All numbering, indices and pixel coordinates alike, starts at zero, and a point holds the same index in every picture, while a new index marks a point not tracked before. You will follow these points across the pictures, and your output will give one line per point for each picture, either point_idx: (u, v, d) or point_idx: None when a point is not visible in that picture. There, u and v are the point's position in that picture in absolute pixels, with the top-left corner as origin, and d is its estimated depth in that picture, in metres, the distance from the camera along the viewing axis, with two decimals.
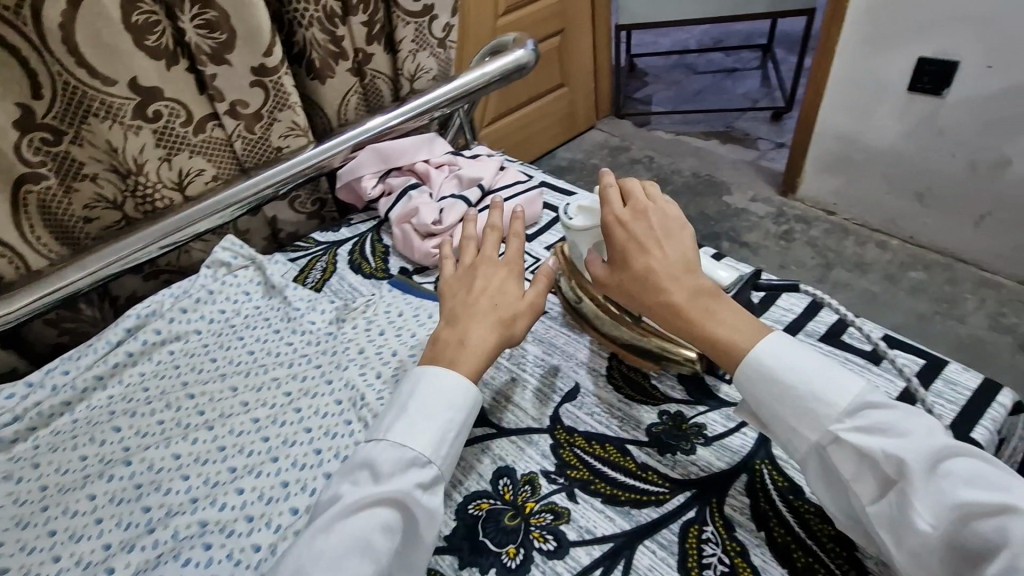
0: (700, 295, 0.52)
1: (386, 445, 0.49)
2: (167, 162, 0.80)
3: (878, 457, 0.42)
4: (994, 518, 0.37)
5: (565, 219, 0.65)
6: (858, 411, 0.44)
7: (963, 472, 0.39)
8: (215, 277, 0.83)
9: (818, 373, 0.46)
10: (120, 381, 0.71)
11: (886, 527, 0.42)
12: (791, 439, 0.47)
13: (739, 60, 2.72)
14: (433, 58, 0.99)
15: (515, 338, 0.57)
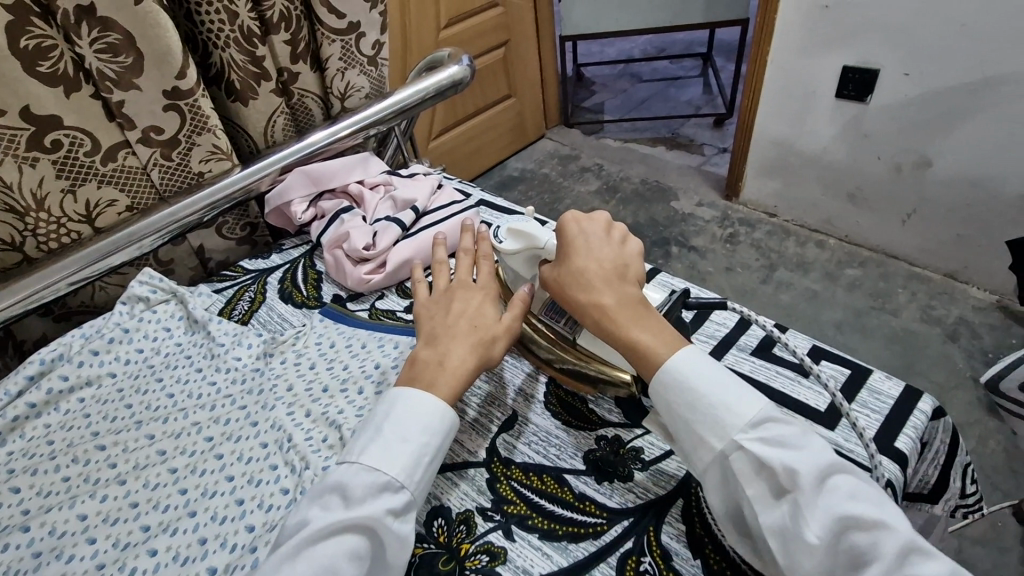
0: (630, 303, 0.52)
1: (359, 468, 0.47)
2: (72, 194, 0.75)
3: (776, 468, 0.42)
4: (869, 531, 0.39)
5: (495, 245, 0.67)
6: (761, 425, 0.44)
7: (846, 487, 0.41)
8: (132, 314, 0.78)
9: (729, 384, 0.46)
10: (21, 435, 0.66)
11: (776, 539, 0.42)
12: (693, 447, 0.47)
13: (682, 69, 2.79)
14: (364, 76, 0.96)
15: (495, 360, 0.56)
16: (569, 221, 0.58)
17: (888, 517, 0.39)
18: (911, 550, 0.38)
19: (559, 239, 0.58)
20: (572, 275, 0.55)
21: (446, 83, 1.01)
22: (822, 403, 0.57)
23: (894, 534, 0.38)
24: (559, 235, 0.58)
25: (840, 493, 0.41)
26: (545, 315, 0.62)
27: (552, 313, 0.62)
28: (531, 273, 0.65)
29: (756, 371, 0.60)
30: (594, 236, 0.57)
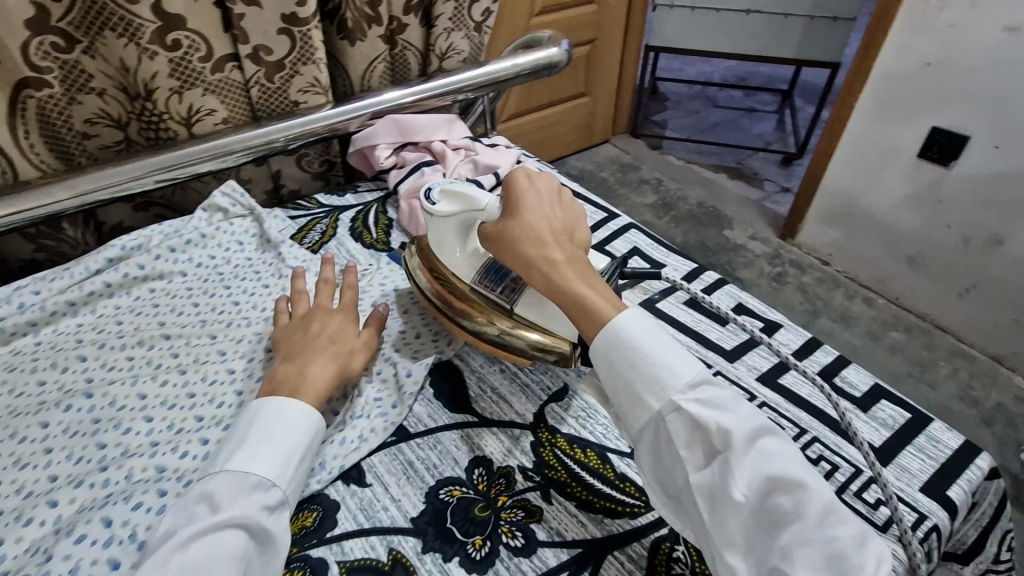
0: (576, 261, 0.53)
1: (228, 475, 0.46)
2: (178, 94, 0.77)
3: (713, 429, 0.43)
4: (791, 493, 0.41)
5: (427, 205, 0.62)
6: (697, 386, 0.46)
7: (770, 449, 0.43)
8: (210, 221, 0.80)
9: (668, 346, 0.48)
10: (92, 310, 0.69)
11: (704, 497, 0.43)
12: (629, 408, 0.47)
13: (758, 101, 2.74)
14: (467, 40, 0.97)
15: (354, 373, 0.58)
16: (518, 179, 0.58)
17: (810, 480, 0.41)
18: (830, 512, 0.40)
19: (505, 193, 0.57)
20: (524, 227, 0.55)
21: (542, 63, 1.01)
22: (877, 439, 0.56)
23: (814, 496, 0.41)
24: (506, 190, 0.57)
25: (767, 457, 0.43)
26: (479, 285, 0.61)
27: (487, 282, 0.60)
28: (461, 237, 0.63)
29: (814, 395, 0.59)
30: (543, 196, 0.57)
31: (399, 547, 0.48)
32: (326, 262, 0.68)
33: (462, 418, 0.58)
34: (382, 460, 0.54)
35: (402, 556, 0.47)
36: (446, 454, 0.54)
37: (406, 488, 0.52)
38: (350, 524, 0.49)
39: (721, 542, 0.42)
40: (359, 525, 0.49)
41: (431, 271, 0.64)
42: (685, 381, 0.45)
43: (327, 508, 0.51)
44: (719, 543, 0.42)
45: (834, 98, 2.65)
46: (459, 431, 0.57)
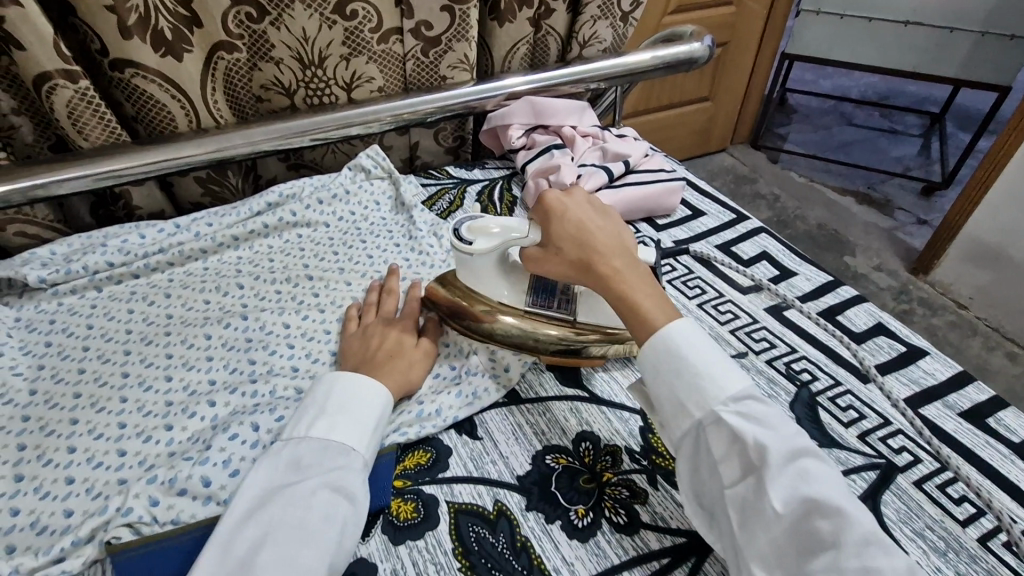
0: (636, 272, 0.51)
1: (312, 440, 0.47)
2: (346, 61, 0.85)
3: (749, 443, 0.42)
4: (832, 518, 0.39)
5: (461, 245, 0.59)
6: (743, 401, 0.45)
7: (812, 471, 0.41)
8: (354, 179, 0.87)
9: (716, 358, 0.46)
10: (251, 246, 0.77)
11: (737, 510, 0.43)
12: (673, 415, 0.47)
13: (901, 123, 2.49)
14: (611, 29, 0.98)
15: (414, 385, 0.56)
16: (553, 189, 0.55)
17: (852, 508, 0.39)
18: (870, 542, 0.38)
19: (541, 204, 0.55)
20: (573, 239, 0.52)
21: (682, 57, 0.99)
22: None
23: (854, 524, 0.39)
24: (545, 206, 0.54)
25: (806, 478, 0.41)
26: (533, 306, 0.60)
27: (539, 301, 0.60)
28: (501, 271, 0.60)
29: (961, 433, 0.54)
30: (581, 207, 0.55)
31: (504, 501, 0.50)
32: (394, 275, 0.66)
33: (572, 392, 0.59)
34: (493, 417, 0.57)
35: (507, 509, 0.49)
36: (555, 423, 0.56)
37: (515, 448, 0.54)
38: (460, 470, 0.52)
39: (748, 557, 0.41)
40: (469, 473, 0.52)
41: (455, 297, 0.60)
42: (728, 395, 0.44)
43: (440, 452, 0.54)
44: (747, 558, 0.41)
45: (996, 126, 2.34)
46: (568, 404, 0.58)
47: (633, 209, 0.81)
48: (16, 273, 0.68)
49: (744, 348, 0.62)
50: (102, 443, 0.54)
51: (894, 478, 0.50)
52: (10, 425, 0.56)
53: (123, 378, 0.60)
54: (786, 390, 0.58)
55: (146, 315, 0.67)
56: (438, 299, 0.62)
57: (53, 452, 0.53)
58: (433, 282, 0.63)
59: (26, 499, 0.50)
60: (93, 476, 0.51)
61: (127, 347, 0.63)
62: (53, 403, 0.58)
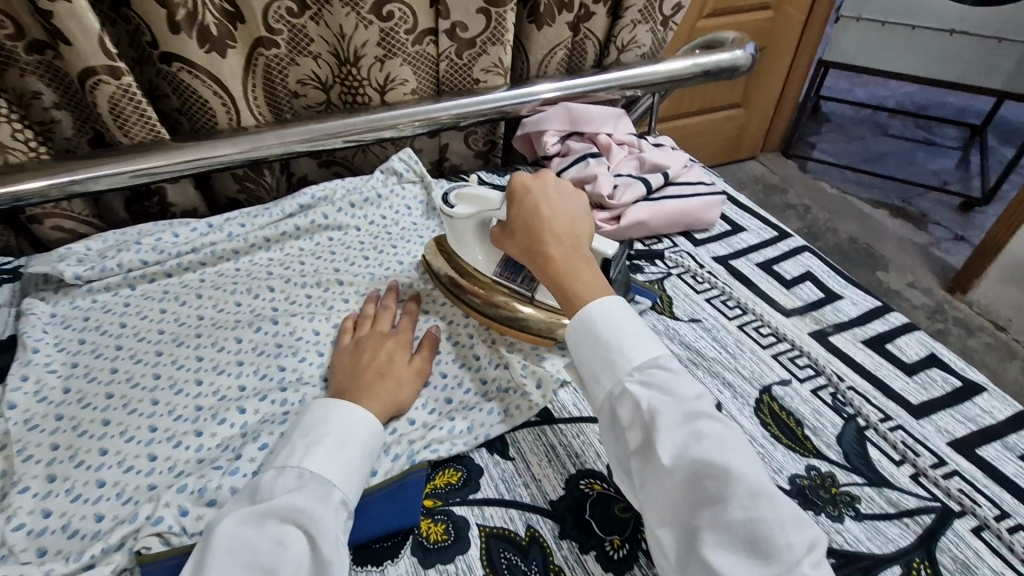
0: (574, 255, 0.53)
1: (287, 473, 0.44)
2: (381, 62, 0.84)
3: (644, 409, 0.43)
4: (719, 476, 0.39)
5: (445, 208, 0.63)
6: (648, 369, 0.45)
7: (704, 430, 0.42)
8: (386, 182, 0.86)
9: (625, 328, 0.47)
10: (282, 248, 0.76)
11: (641, 475, 0.44)
12: (590, 386, 0.48)
13: (939, 134, 2.41)
14: (651, 34, 0.95)
15: (404, 405, 0.54)
16: (522, 174, 0.58)
17: (736, 465, 0.39)
18: (755, 496, 0.38)
19: (508, 188, 0.58)
20: (524, 220, 0.56)
21: (723, 66, 0.97)
22: None
23: (740, 480, 0.39)
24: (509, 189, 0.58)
25: (699, 439, 0.41)
26: (499, 277, 0.63)
27: (508, 274, 0.63)
28: (480, 237, 0.64)
29: (1021, 477, 0.51)
30: (544, 190, 0.58)
31: (537, 527, 0.48)
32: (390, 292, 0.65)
33: None
34: (525, 437, 0.55)
35: (539, 535, 0.47)
36: (589, 446, 0.54)
37: (547, 471, 0.52)
38: (492, 492, 0.51)
39: (652, 517, 0.42)
40: (500, 495, 0.50)
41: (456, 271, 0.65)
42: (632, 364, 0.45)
43: (471, 471, 0.52)
44: (652, 520, 0.42)
45: None
46: None
47: (672, 222, 0.78)
48: (53, 269, 0.68)
49: (787, 374, 0.60)
50: (133, 446, 0.54)
51: (950, 524, 0.47)
52: (43, 423, 0.56)
53: (153, 380, 0.60)
54: (832, 421, 0.55)
55: (178, 316, 0.67)
56: (438, 269, 0.67)
57: (85, 454, 0.53)
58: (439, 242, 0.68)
59: (58, 501, 0.50)
60: (123, 481, 0.51)
61: (158, 347, 0.63)
62: (85, 403, 0.58)
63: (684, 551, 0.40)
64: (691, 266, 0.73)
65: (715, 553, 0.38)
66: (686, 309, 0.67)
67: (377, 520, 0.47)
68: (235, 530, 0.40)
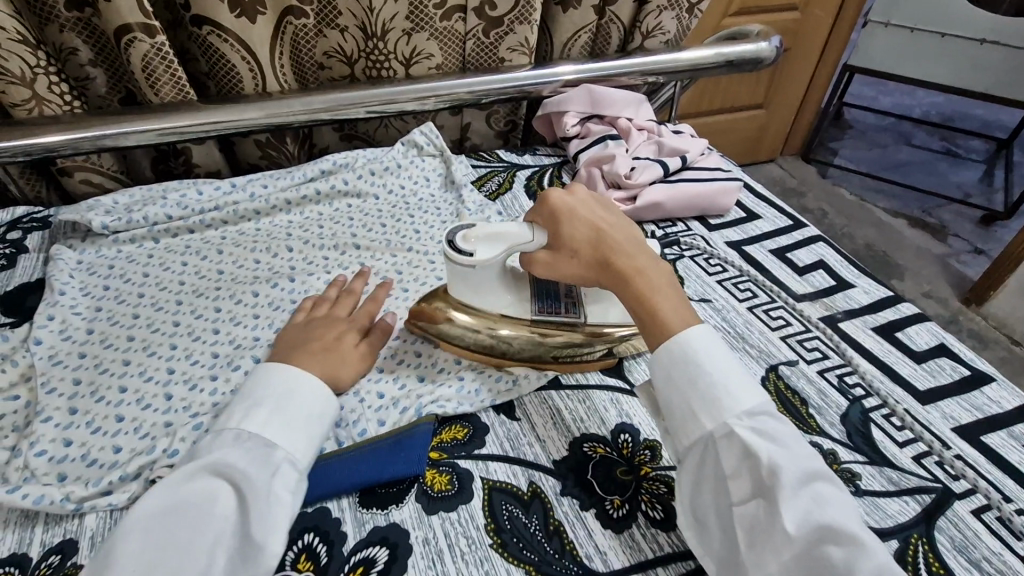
0: (656, 274, 0.50)
1: (226, 438, 0.43)
2: (408, 36, 0.85)
3: (761, 461, 0.41)
4: (843, 545, 0.38)
5: (460, 256, 0.53)
6: (758, 417, 0.44)
7: (824, 494, 0.40)
8: (406, 154, 0.87)
9: (730, 370, 0.45)
10: (302, 212, 0.78)
11: (742, 528, 0.41)
12: (682, 423, 0.45)
13: (963, 146, 2.38)
14: (676, 21, 0.96)
15: (343, 382, 0.52)
16: (559, 192, 0.54)
17: (866, 536, 0.38)
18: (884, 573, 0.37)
19: (547, 204, 0.54)
20: (588, 242, 0.52)
21: (747, 56, 0.96)
22: None
23: (869, 554, 0.38)
24: (551, 211, 0.54)
25: (821, 502, 0.40)
26: (539, 314, 0.57)
27: (546, 308, 0.57)
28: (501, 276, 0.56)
29: None
30: (593, 210, 0.54)
31: (539, 484, 0.49)
32: (360, 279, 0.63)
33: (613, 383, 0.58)
34: (532, 400, 0.56)
35: (541, 491, 0.48)
36: (594, 412, 0.55)
37: (552, 432, 0.53)
38: (496, 448, 0.52)
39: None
40: (505, 452, 0.51)
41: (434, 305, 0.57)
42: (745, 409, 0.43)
43: (476, 428, 0.53)
44: None
45: None
46: (610, 394, 0.57)
47: (687, 205, 0.79)
48: (82, 217, 0.70)
49: (795, 356, 0.60)
50: (152, 386, 0.55)
51: (951, 505, 0.48)
52: (67, 359, 0.57)
53: (173, 327, 0.61)
54: (837, 402, 0.56)
55: (198, 269, 0.69)
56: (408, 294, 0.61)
57: (105, 390, 0.55)
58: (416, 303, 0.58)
59: (78, 432, 0.51)
60: (141, 417, 0.53)
61: (179, 297, 0.65)
62: (107, 343, 0.59)
63: None
64: (704, 249, 0.74)
65: None
66: (697, 289, 0.68)
67: (355, 471, 0.48)
68: (165, 494, 0.40)
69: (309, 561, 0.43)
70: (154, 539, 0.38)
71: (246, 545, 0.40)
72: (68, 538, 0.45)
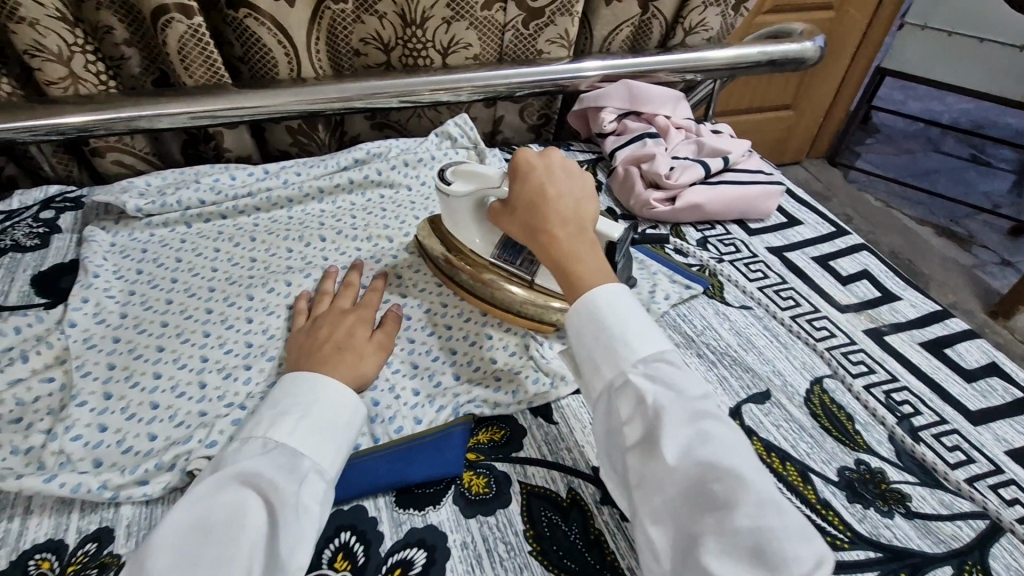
0: (579, 241, 0.50)
1: (250, 445, 0.41)
2: (447, 25, 0.83)
3: (647, 404, 0.40)
4: (726, 480, 0.36)
5: (441, 184, 0.58)
6: (656, 364, 0.42)
7: (707, 431, 0.38)
8: (439, 146, 0.86)
9: (631, 316, 0.44)
10: (334, 201, 0.77)
11: (635, 474, 0.39)
12: (587, 375, 0.45)
13: (995, 155, 2.32)
14: (720, 17, 0.93)
15: (367, 378, 0.50)
16: (527, 149, 0.53)
17: (747, 470, 0.36)
18: (762, 503, 0.35)
19: (509, 164, 0.53)
20: (526, 201, 0.51)
21: (791, 56, 0.94)
22: None
23: (747, 486, 0.35)
24: (512, 167, 0.53)
25: (703, 439, 0.38)
26: (498, 259, 0.60)
27: (505, 256, 0.60)
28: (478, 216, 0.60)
29: None
30: (550, 168, 0.53)
31: (578, 490, 0.48)
32: (354, 272, 0.62)
33: None
34: (570, 404, 0.55)
35: (580, 498, 0.47)
36: None
37: (591, 438, 0.52)
38: (534, 452, 0.51)
39: (645, 520, 0.38)
40: (543, 456, 0.50)
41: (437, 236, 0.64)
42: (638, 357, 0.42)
43: (513, 431, 0.52)
44: (645, 523, 0.38)
45: None
46: None
47: (727, 209, 0.77)
48: (116, 199, 0.70)
49: (840, 369, 0.58)
50: (186, 373, 0.55)
51: (1005, 531, 0.46)
52: (101, 343, 0.57)
53: (206, 314, 0.61)
54: (884, 419, 0.54)
55: (232, 256, 0.68)
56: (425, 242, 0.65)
57: (140, 375, 0.54)
58: (426, 227, 0.65)
59: (114, 418, 0.51)
60: (176, 405, 0.52)
61: (212, 284, 0.64)
62: (141, 328, 0.59)
63: (678, 559, 0.36)
64: (743, 255, 0.72)
65: (716, 560, 0.34)
66: (738, 296, 0.66)
67: (387, 471, 0.47)
68: (189, 504, 0.37)
69: (346, 560, 0.42)
70: (183, 554, 0.35)
71: (270, 566, 0.36)
72: (105, 526, 0.45)
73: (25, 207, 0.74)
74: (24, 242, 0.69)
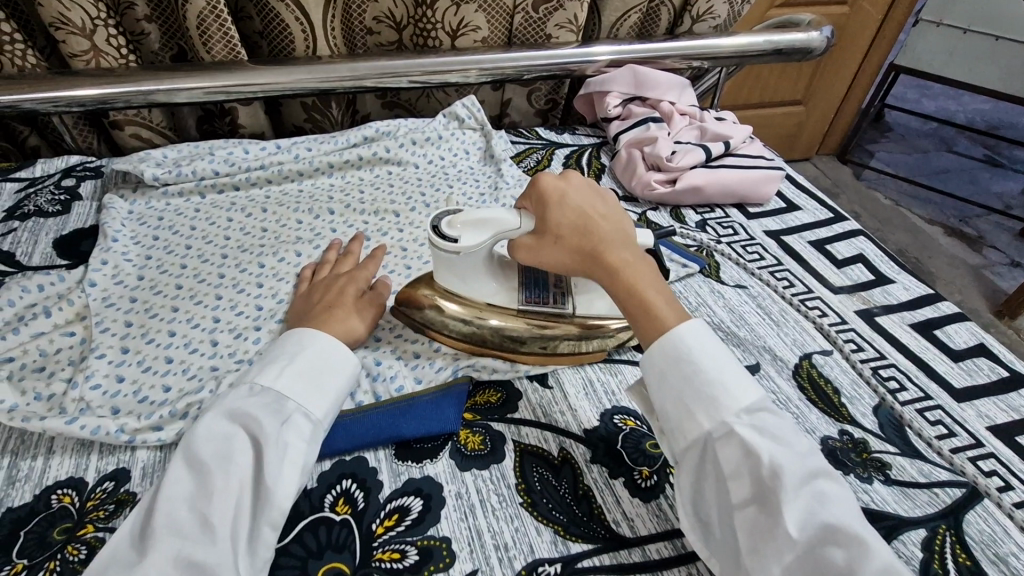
0: (641, 267, 0.49)
1: (239, 389, 0.44)
2: (457, 7, 0.85)
3: (762, 461, 0.39)
4: (847, 547, 0.36)
5: (443, 241, 0.52)
6: (756, 413, 0.42)
7: (824, 493, 0.38)
8: (447, 126, 0.88)
9: (728, 366, 0.44)
10: (343, 176, 0.79)
11: (744, 531, 0.39)
12: (678, 422, 0.43)
13: (1008, 156, 2.30)
14: (727, 5, 0.94)
15: (359, 333, 0.53)
16: (548, 177, 0.51)
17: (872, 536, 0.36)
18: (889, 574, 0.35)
19: (534, 193, 0.51)
20: (577, 232, 0.50)
21: (798, 45, 0.94)
22: None
23: (872, 554, 0.35)
24: (540, 197, 0.51)
25: (821, 501, 0.38)
26: (526, 304, 0.56)
27: (532, 298, 0.56)
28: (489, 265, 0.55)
29: None
30: (581, 197, 0.51)
31: (569, 449, 0.50)
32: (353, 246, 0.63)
33: None
34: (565, 371, 0.57)
35: (571, 457, 0.49)
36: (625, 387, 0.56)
37: (584, 403, 0.54)
38: (529, 414, 0.53)
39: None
40: (537, 418, 0.53)
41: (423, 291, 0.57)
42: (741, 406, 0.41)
43: (510, 394, 0.55)
44: None
45: None
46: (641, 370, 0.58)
47: (725, 193, 0.78)
48: (134, 168, 0.73)
49: (829, 346, 0.60)
50: (199, 332, 0.57)
51: (981, 500, 0.48)
52: (119, 302, 0.60)
53: (218, 279, 0.63)
54: (869, 393, 0.56)
55: (244, 226, 0.71)
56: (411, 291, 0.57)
57: (155, 332, 0.57)
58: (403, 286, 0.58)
59: (130, 369, 0.54)
60: (189, 360, 0.55)
61: (225, 251, 0.67)
62: (157, 290, 0.62)
63: None
64: (740, 237, 0.74)
65: None
66: (733, 276, 0.68)
67: (376, 428, 0.49)
68: (189, 439, 0.40)
69: (346, 504, 0.45)
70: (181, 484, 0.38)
71: (262, 496, 0.39)
72: (121, 466, 0.47)
73: (47, 175, 0.77)
74: (46, 209, 0.72)
